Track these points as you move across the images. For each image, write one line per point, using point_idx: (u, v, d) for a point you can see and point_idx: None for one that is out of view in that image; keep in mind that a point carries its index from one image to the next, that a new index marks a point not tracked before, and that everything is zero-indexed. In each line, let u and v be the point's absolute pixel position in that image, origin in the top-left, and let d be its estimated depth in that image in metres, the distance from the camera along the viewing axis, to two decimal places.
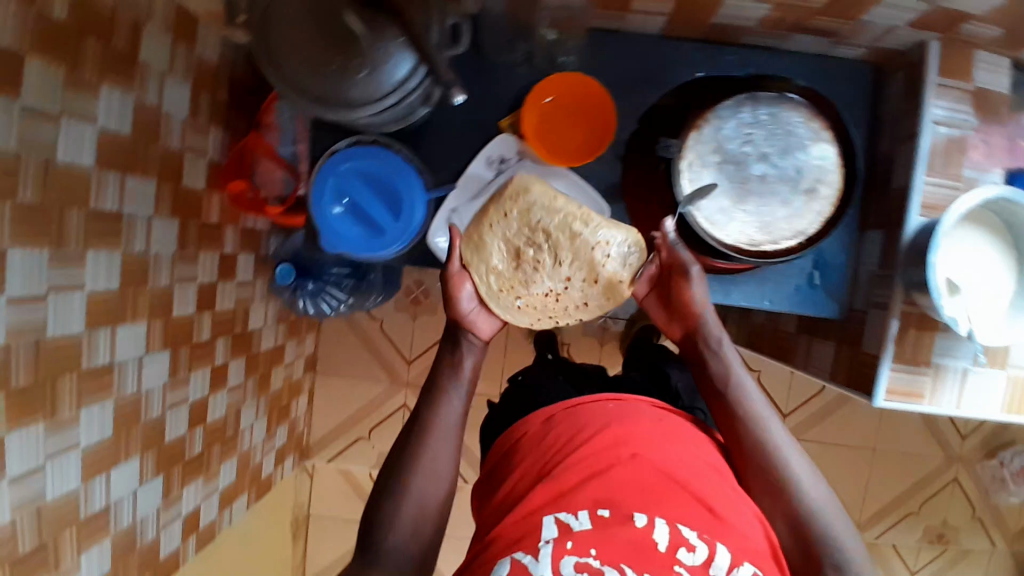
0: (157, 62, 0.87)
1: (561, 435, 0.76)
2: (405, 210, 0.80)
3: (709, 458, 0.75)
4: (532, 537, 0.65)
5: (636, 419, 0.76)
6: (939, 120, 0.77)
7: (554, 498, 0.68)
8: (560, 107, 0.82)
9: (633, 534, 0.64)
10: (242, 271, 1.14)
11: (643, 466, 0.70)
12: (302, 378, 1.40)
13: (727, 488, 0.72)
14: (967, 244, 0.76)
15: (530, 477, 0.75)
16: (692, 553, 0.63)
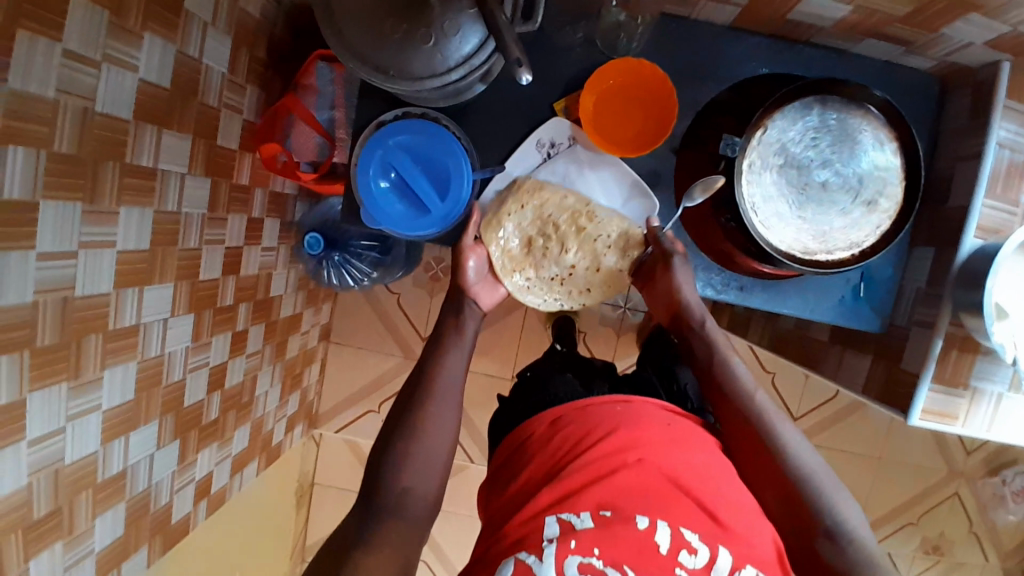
0: (200, 14, 0.83)
1: (569, 434, 0.74)
2: (450, 191, 0.78)
3: (714, 459, 0.72)
4: (535, 537, 0.64)
5: (641, 421, 0.74)
6: (1004, 142, 0.75)
7: (559, 500, 0.67)
8: (618, 94, 0.80)
9: (636, 536, 0.63)
10: (267, 237, 1.11)
11: (647, 470, 0.68)
12: (316, 346, 1.39)
13: (735, 491, 0.69)
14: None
15: (536, 478, 0.73)
16: (693, 556, 0.62)
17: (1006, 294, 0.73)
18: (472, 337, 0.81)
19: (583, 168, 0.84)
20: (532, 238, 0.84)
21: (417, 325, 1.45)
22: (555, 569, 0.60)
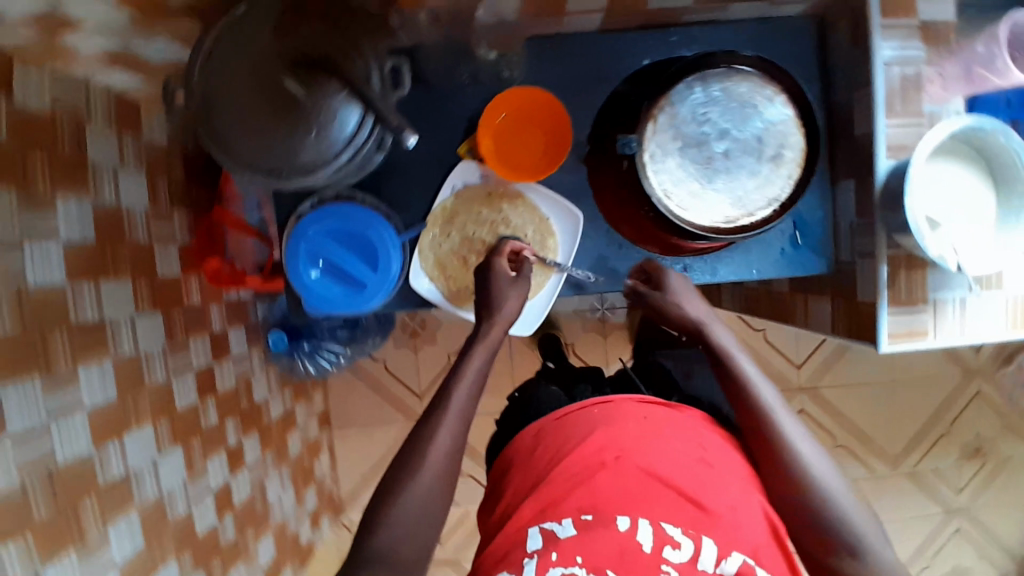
0: (107, 159, 0.86)
1: (549, 446, 0.78)
2: (380, 257, 0.79)
3: (696, 444, 0.76)
4: (517, 552, 0.68)
5: (615, 421, 0.78)
6: (891, 61, 0.77)
7: (542, 512, 0.70)
8: (514, 122, 0.82)
9: (617, 539, 0.66)
10: (235, 347, 1.11)
11: (626, 470, 0.72)
12: (320, 436, 1.38)
13: (714, 478, 0.73)
14: (940, 181, 0.76)
15: (520, 490, 0.77)
16: (677, 550, 0.65)
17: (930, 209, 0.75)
18: (488, 357, 0.79)
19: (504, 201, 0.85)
20: (466, 260, 0.85)
21: (411, 385, 1.44)
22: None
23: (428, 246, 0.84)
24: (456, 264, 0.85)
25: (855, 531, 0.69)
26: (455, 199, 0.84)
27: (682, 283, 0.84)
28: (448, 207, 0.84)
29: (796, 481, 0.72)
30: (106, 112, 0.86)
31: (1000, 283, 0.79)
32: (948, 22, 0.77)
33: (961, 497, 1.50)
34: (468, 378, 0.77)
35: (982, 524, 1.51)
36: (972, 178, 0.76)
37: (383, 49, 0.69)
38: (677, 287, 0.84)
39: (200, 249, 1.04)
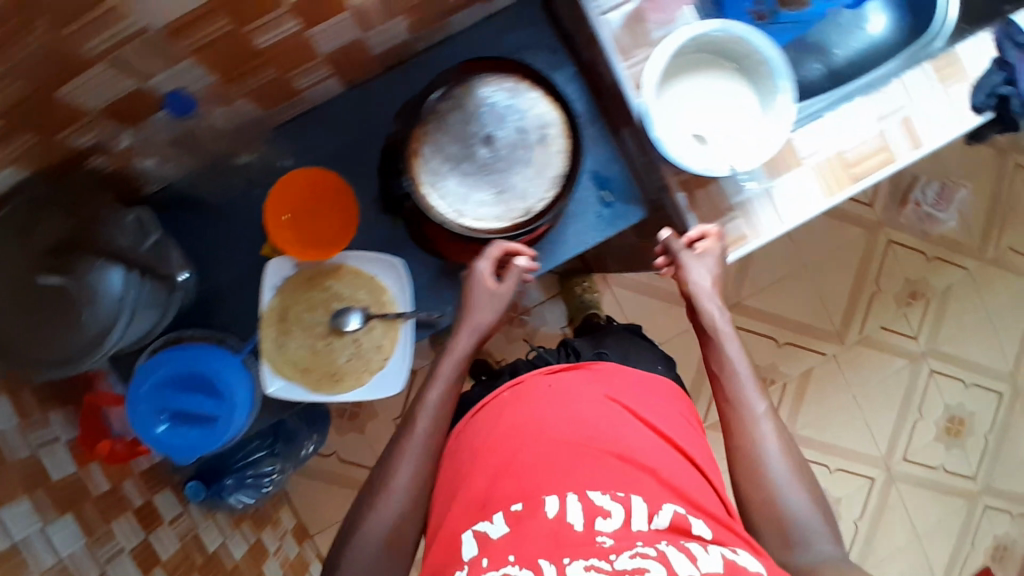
0: None
1: (474, 436, 0.75)
2: (221, 387, 0.80)
3: (606, 392, 0.77)
4: (453, 562, 0.63)
5: (526, 400, 0.75)
6: (606, 10, 0.80)
7: (477, 512, 0.66)
8: (302, 207, 0.82)
9: (548, 526, 0.61)
10: (166, 510, 1.08)
11: (545, 445, 0.69)
12: (302, 552, 1.35)
13: (631, 431, 0.72)
14: (698, 99, 0.79)
15: (442, 505, 0.71)
16: (608, 520, 0.62)
17: (691, 126, 0.78)
18: (449, 390, 0.75)
19: (325, 275, 0.86)
20: (314, 348, 0.85)
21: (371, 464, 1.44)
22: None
23: (271, 348, 0.84)
24: (305, 352, 0.85)
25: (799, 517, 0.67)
26: (279, 296, 0.84)
27: (709, 269, 0.78)
28: (275, 306, 0.84)
29: (755, 459, 0.71)
30: None
31: (799, 158, 0.82)
32: None
33: (919, 341, 1.51)
34: (433, 400, 0.74)
35: (950, 357, 1.53)
36: (729, 85, 0.78)
37: (121, 208, 0.72)
38: (697, 274, 0.78)
39: (89, 435, 0.93)
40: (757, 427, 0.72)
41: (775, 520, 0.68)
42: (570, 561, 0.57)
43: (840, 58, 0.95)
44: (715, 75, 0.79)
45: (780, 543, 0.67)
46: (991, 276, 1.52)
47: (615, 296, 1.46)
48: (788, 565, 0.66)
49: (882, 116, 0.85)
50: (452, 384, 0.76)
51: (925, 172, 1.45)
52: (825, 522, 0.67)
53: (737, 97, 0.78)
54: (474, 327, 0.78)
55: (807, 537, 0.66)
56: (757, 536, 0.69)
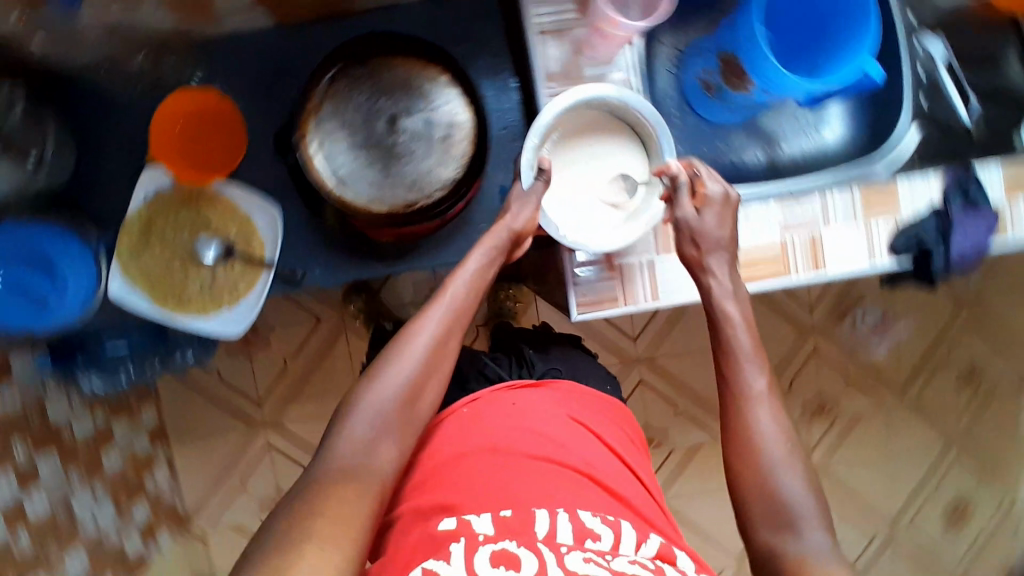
0: None
1: (436, 447, 0.72)
2: (62, 271, 0.79)
3: (572, 414, 0.76)
4: (434, 544, 0.59)
5: (490, 414, 0.73)
6: (545, 27, 0.79)
7: (441, 512, 0.63)
8: (190, 124, 0.83)
9: (539, 538, 0.59)
10: (19, 371, 1.07)
11: (521, 462, 0.68)
12: (150, 451, 1.37)
13: (584, 449, 0.72)
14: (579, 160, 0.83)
15: (413, 506, 0.66)
16: (599, 540, 0.60)
17: (576, 191, 0.82)
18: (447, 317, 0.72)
19: (201, 197, 0.85)
20: (170, 267, 0.85)
21: (248, 392, 1.44)
22: (466, 567, 0.54)
23: (127, 254, 0.83)
24: (160, 268, 0.84)
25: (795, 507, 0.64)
26: (148, 206, 0.84)
27: (721, 220, 0.77)
28: (143, 215, 0.84)
29: (757, 444, 0.67)
30: None
31: None
32: None
33: (815, 455, 1.48)
34: (419, 349, 0.68)
35: (840, 481, 1.49)
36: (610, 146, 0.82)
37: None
38: (712, 219, 0.77)
39: None
40: (757, 406, 0.69)
41: (771, 511, 0.64)
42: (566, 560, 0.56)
43: (784, 154, 0.94)
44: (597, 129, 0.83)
45: (769, 524, 0.64)
46: (907, 417, 1.49)
47: (539, 311, 1.40)
48: (778, 551, 0.63)
49: (788, 227, 0.84)
50: (428, 371, 0.68)
51: (871, 299, 1.44)
52: (816, 503, 0.64)
53: (616, 156, 0.82)
54: (457, 306, 0.73)
55: (798, 520, 0.63)
56: (754, 531, 0.65)
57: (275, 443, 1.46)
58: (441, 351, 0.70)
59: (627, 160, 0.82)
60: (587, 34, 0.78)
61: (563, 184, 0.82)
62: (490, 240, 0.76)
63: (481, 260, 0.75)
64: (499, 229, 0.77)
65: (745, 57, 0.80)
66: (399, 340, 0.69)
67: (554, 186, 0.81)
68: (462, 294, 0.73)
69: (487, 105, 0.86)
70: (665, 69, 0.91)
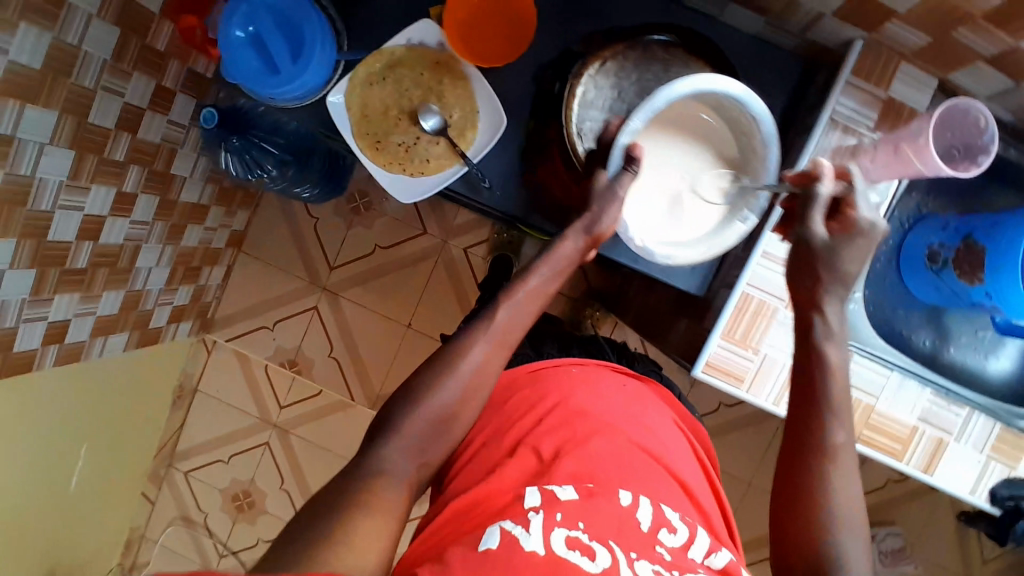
0: None
1: (523, 399, 0.80)
2: (304, 55, 0.81)
3: (664, 426, 0.83)
4: (515, 508, 0.66)
5: (589, 392, 0.81)
6: (839, 118, 0.80)
7: (533, 475, 0.71)
8: (483, 10, 0.84)
9: (617, 513, 0.67)
10: (178, 112, 1.12)
11: (614, 437, 0.76)
12: (222, 249, 1.40)
13: (677, 459, 0.80)
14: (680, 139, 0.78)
15: (496, 442, 0.76)
16: (672, 535, 0.67)
17: (674, 176, 0.78)
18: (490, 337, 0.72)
19: (453, 72, 0.86)
20: (387, 111, 0.86)
21: (328, 253, 1.47)
22: (543, 542, 0.61)
23: (358, 77, 0.85)
24: (376, 106, 0.86)
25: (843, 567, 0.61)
26: (405, 50, 0.85)
27: (857, 259, 0.70)
28: (395, 54, 0.85)
29: (823, 491, 0.65)
30: None
31: None
32: (916, 108, 0.80)
33: None
34: (466, 371, 0.70)
35: None
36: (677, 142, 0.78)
37: None
38: (845, 253, 0.70)
39: (186, 2, 1.02)
40: (835, 455, 0.67)
41: (813, 552, 0.63)
42: (635, 557, 0.62)
43: (949, 356, 0.91)
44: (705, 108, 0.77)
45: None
46: None
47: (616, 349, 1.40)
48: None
49: (924, 418, 0.84)
50: (465, 386, 0.70)
51: (901, 524, 1.40)
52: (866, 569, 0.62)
53: (680, 139, 0.77)
54: (505, 330, 0.72)
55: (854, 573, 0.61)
56: (793, 573, 0.63)
57: (321, 309, 1.48)
58: (479, 375, 0.71)
59: (729, 145, 0.78)
60: (879, 145, 0.77)
61: (659, 165, 0.78)
62: (563, 252, 0.76)
63: (568, 254, 0.76)
64: (576, 229, 0.75)
65: (991, 254, 0.79)
66: (450, 359, 0.70)
67: (648, 171, 0.78)
68: (521, 320, 0.74)
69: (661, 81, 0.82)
70: (897, 218, 0.89)
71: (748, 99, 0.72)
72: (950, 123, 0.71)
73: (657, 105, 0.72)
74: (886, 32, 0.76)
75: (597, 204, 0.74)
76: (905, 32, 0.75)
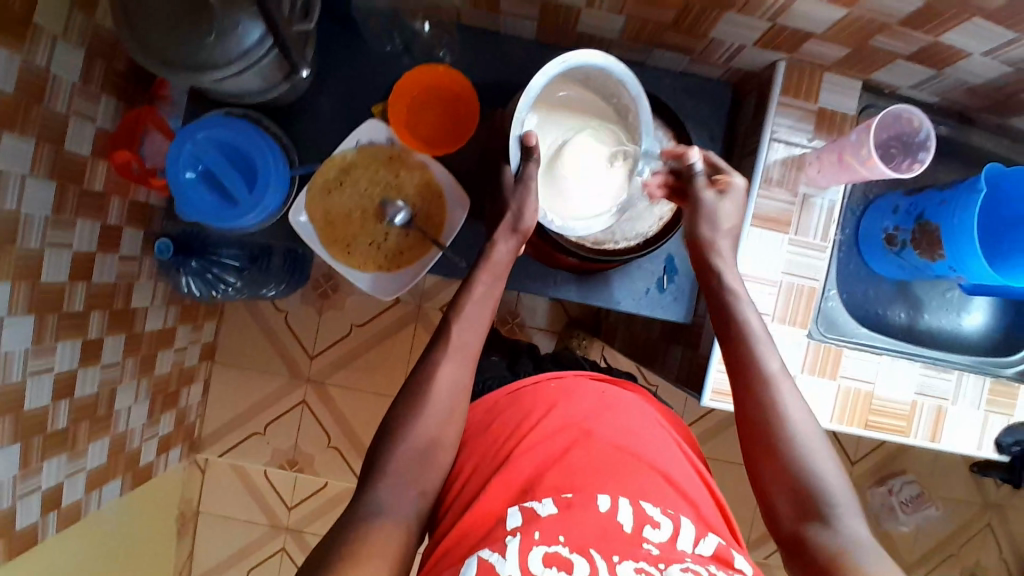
0: (51, 24, 0.83)
1: (505, 422, 0.66)
2: (259, 182, 0.82)
3: (657, 416, 0.69)
4: (496, 533, 0.55)
5: (574, 396, 0.67)
6: (779, 138, 0.85)
7: (518, 495, 0.58)
8: (423, 100, 0.86)
9: (597, 520, 0.54)
10: (127, 246, 1.09)
11: (592, 445, 0.61)
12: (196, 366, 1.37)
13: (668, 449, 0.64)
14: (563, 121, 0.78)
15: (483, 469, 0.63)
16: (658, 530, 0.55)
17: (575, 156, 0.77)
18: (467, 360, 0.66)
19: (407, 163, 0.88)
20: (351, 215, 0.87)
21: (305, 344, 1.44)
22: (520, 565, 0.51)
23: (317, 190, 0.86)
24: (339, 212, 0.87)
25: (824, 494, 0.60)
26: (356, 151, 0.86)
27: (735, 208, 0.74)
28: (348, 157, 0.86)
29: (780, 443, 0.63)
30: None
31: (836, 374, 0.86)
32: (846, 114, 0.86)
33: None
34: (444, 391, 0.64)
35: None
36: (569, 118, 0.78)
37: None
38: (724, 206, 0.73)
39: (119, 138, 0.99)
40: (780, 398, 0.64)
41: (792, 488, 0.61)
42: (619, 560, 0.52)
43: (924, 322, 0.97)
44: (580, 88, 0.78)
45: (797, 513, 0.61)
46: None
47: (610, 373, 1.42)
48: (807, 540, 0.60)
49: (921, 391, 0.89)
50: (442, 414, 0.64)
51: (914, 472, 1.45)
52: (848, 490, 0.61)
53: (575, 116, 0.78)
54: (468, 347, 0.67)
55: (832, 511, 0.59)
56: (780, 518, 0.62)
57: (310, 402, 1.45)
58: (454, 400, 0.65)
59: (612, 113, 0.79)
60: (820, 157, 0.83)
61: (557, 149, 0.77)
62: (498, 256, 0.71)
63: (504, 257, 0.72)
64: (505, 229, 0.72)
65: (945, 229, 0.84)
66: (419, 386, 0.64)
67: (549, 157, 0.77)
68: (475, 331, 0.68)
69: (570, 83, 0.78)
70: (851, 208, 0.95)
71: (613, 66, 0.74)
72: (887, 125, 0.76)
73: (530, 95, 0.71)
74: (806, 50, 0.81)
75: (516, 198, 0.72)
76: (824, 48, 0.80)
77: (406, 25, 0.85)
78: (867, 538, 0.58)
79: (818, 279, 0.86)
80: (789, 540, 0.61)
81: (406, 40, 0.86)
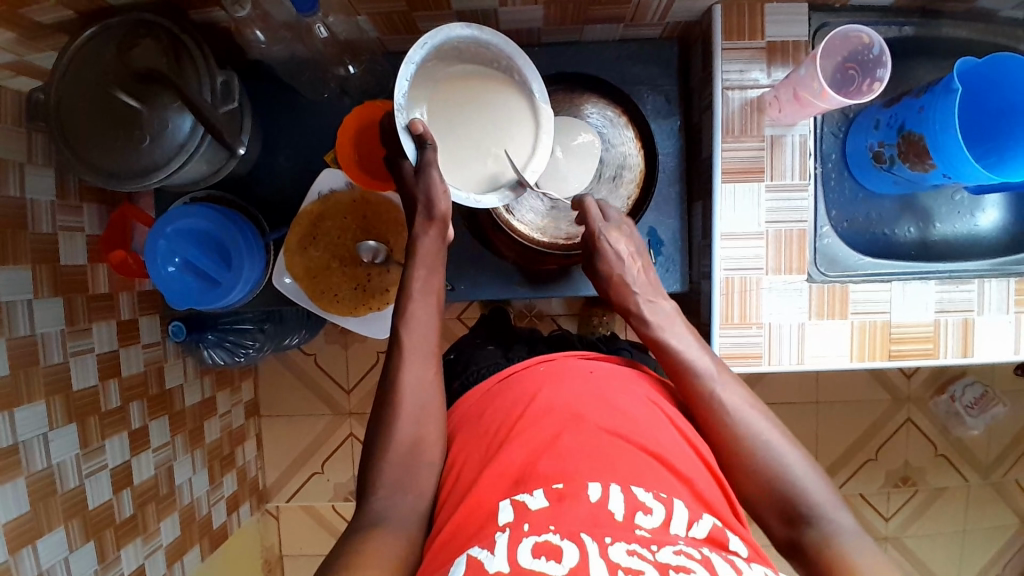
0: (14, 153, 0.86)
1: (494, 414, 0.66)
2: (234, 257, 0.84)
3: (648, 393, 0.68)
4: (488, 530, 0.54)
5: (563, 381, 0.66)
6: (731, 86, 0.81)
7: (511, 487, 0.57)
8: (372, 138, 0.84)
9: (587, 510, 0.53)
10: (147, 334, 1.12)
11: (581, 430, 0.60)
12: (244, 424, 1.43)
13: (663, 432, 0.62)
14: (471, 96, 0.74)
15: (474, 461, 0.62)
16: (650, 516, 0.53)
17: (495, 132, 0.75)
18: None
19: (370, 200, 0.89)
20: (330, 265, 0.89)
21: (339, 380, 1.48)
22: (510, 559, 0.49)
23: (294, 249, 0.88)
24: (318, 264, 0.88)
25: (798, 494, 0.61)
26: (320, 203, 0.88)
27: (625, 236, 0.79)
28: (315, 209, 0.88)
29: (746, 455, 0.63)
30: (16, 112, 0.86)
31: (847, 312, 0.83)
32: (798, 41, 0.81)
33: (888, 525, 1.40)
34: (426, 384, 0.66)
35: (910, 554, 1.41)
36: (476, 90, 0.74)
37: (217, 65, 0.74)
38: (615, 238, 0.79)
39: (111, 238, 0.99)
40: (732, 410, 0.66)
41: (769, 494, 0.62)
42: (611, 541, 0.50)
43: (937, 232, 0.92)
44: (472, 62, 0.74)
45: (780, 518, 0.61)
46: (985, 499, 1.41)
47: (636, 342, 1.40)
48: (802, 544, 0.60)
49: (942, 308, 0.84)
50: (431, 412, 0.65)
51: (974, 372, 1.35)
52: (824, 482, 0.62)
53: (485, 87, 0.75)
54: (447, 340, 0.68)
55: (816, 512, 0.60)
56: (766, 522, 0.63)
57: (357, 433, 1.50)
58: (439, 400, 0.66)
59: (512, 80, 0.75)
60: (776, 95, 0.79)
61: (467, 128, 0.74)
62: (424, 249, 0.72)
63: (431, 248, 0.73)
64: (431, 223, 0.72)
65: (930, 139, 0.78)
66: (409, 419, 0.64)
67: (465, 140, 0.75)
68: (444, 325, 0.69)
69: (472, 56, 0.74)
70: (831, 131, 0.91)
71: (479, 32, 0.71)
72: (834, 50, 0.76)
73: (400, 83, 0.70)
74: None
75: (422, 188, 0.71)
76: None
77: (335, 71, 0.86)
78: (851, 527, 0.59)
79: (806, 220, 0.83)
80: (784, 546, 0.61)
81: (340, 81, 0.88)
